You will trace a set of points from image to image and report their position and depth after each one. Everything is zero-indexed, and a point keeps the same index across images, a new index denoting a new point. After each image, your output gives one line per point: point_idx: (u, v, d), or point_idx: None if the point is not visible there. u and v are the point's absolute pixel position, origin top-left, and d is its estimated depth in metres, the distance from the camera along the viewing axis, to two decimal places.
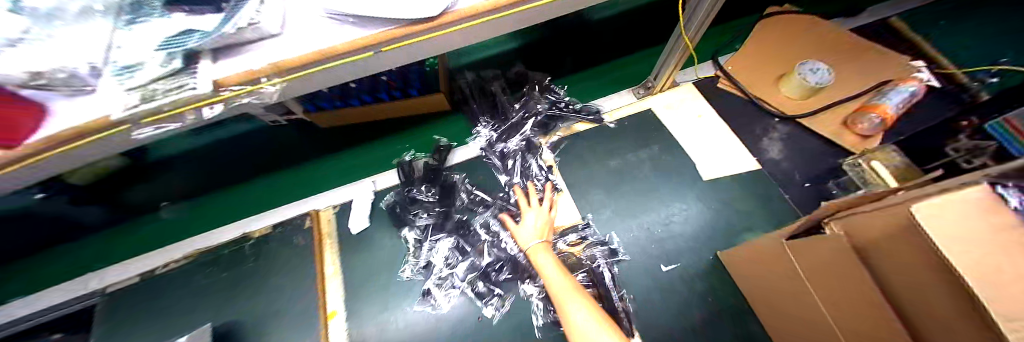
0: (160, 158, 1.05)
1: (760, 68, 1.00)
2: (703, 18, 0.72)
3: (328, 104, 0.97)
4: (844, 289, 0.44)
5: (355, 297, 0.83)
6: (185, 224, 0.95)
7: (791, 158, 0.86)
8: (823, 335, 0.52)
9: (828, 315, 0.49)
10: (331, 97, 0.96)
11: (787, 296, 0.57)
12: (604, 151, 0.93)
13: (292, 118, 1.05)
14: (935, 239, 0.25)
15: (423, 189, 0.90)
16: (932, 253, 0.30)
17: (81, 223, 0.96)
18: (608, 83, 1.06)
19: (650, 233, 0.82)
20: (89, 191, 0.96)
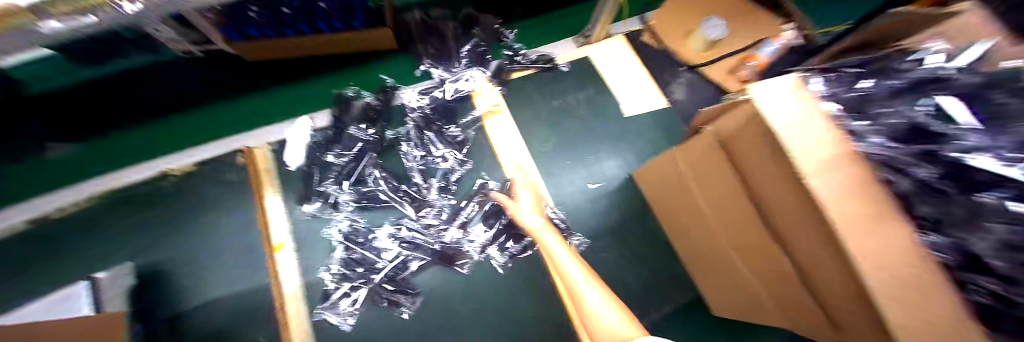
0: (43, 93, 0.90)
1: (677, 22, 1.13)
2: None
3: (256, 31, 0.88)
4: (718, 180, 0.60)
5: (303, 229, 0.81)
6: (78, 163, 0.84)
7: (691, 99, 1.06)
8: (703, 227, 0.70)
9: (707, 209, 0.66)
10: (260, 24, 0.88)
11: (682, 201, 0.74)
12: (546, 92, 1.04)
13: (210, 48, 0.93)
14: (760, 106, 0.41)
15: (360, 127, 0.88)
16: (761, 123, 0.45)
17: None
18: (553, 31, 1.13)
19: (583, 161, 0.96)
20: None
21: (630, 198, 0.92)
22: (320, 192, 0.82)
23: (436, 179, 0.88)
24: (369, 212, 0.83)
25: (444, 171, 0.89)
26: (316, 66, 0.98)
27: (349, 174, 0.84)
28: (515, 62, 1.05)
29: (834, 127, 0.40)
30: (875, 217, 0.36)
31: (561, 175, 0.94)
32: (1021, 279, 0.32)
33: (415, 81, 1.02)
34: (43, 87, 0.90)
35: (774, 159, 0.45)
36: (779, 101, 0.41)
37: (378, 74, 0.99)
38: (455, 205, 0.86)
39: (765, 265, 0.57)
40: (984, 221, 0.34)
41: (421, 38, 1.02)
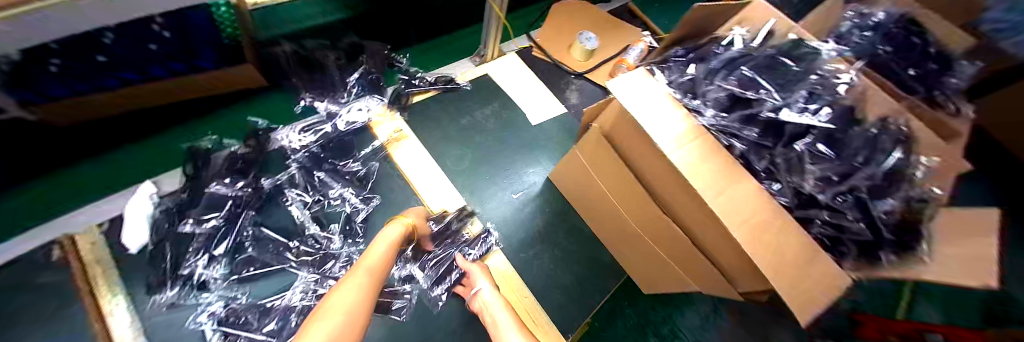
0: None
1: (557, 40, 1.27)
2: None
3: (64, 89, 0.68)
4: (608, 168, 0.67)
5: (159, 324, 0.64)
6: None
7: (585, 102, 1.17)
8: (610, 213, 0.76)
9: (608, 195, 0.72)
10: (68, 79, 0.67)
11: (590, 194, 0.80)
12: (452, 112, 1.04)
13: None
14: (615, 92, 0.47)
15: (227, 181, 0.73)
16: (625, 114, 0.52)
17: None
18: (447, 54, 1.15)
19: (500, 174, 0.97)
20: None
21: (551, 200, 0.96)
22: (186, 272, 0.65)
23: (338, 224, 0.78)
24: (261, 282, 0.71)
25: (347, 213, 0.80)
26: (161, 119, 0.82)
27: (218, 243, 0.68)
28: (414, 86, 1.04)
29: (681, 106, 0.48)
30: (728, 178, 0.42)
31: (481, 192, 0.94)
32: (845, 208, 0.42)
33: (298, 117, 0.93)
34: None
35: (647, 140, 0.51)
36: (634, 89, 0.48)
37: (250, 116, 0.89)
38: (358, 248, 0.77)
39: (667, 240, 0.62)
40: (805, 165, 0.44)
41: (297, 73, 0.92)
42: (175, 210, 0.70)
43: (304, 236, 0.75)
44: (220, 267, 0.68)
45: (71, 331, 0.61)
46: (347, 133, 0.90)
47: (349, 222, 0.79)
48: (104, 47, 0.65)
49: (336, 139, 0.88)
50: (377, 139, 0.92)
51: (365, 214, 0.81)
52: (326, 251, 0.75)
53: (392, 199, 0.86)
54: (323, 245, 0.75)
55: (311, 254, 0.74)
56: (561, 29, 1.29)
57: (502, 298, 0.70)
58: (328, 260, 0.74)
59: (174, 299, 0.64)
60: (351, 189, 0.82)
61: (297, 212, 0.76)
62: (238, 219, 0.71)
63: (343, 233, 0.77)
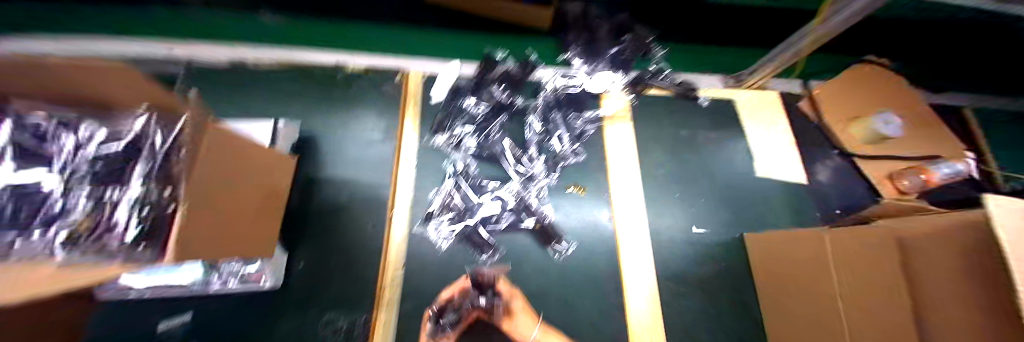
0: None
1: (842, 104, 1.00)
2: (855, 11, 0.71)
3: None
4: (869, 278, 0.52)
5: (425, 154, 0.88)
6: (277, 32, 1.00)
7: (835, 185, 0.95)
8: (820, 318, 0.61)
9: (839, 300, 0.57)
10: None
11: (802, 280, 0.66)
12: (677, 120, 1.00)
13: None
14: (1001, 223, 0.33)
15: (496, 86, 0.95)
16: (992, 255, 0.36)
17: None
18: (703, 63, 1.11)
19: (689, 201, 0.90)
20: None
21: (727, 256, 0.85)
22: (450, 130, 0.90)
23: (544, 157, 0.90)
24: (483, 163, 0.88)
25: (556, 154, 0.90)
26: (475, 22, 1.06)
27: (477, 124, 0.90)
28: (655, 78, 1.04)
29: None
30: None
31: (663, 204, 0.89)
32: None
33: (556, 64, 1.06)
34: None
35: (988, 283, 0.38)
36: (1021, 226, 0.34)
37: (528, 48, 1.07)
38: (552, 186, 0.87)
39: None
40: None
41: (574, 28, 1.06)
42: (462, 88, 0.95)
43: (523, 152, 0.89)
44: (473, 142, 0.88)
45: (386, 128, 0.90)
46: (585, 94, 0.99)
47: (553, 162, 0.89)
48: None
49: (574, 94, 0.98)
50: (602, 108, 0.98)
51: (569, 163, 0.90)
52: (530, 173, 0.87)
53: (591, 165, 0.91)
54: (529, 166, 0.88)
55: (520, 168, 0.87)
56: (855, 95, 1.00)
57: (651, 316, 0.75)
58: (531, 182, 0.86)
59: (441, 144, 0.89)
60: (567, 138, 0.92)
61: (528, 131, 0.91)
62: (498, 115, 0.92)
63: (550, 169, 0.89)
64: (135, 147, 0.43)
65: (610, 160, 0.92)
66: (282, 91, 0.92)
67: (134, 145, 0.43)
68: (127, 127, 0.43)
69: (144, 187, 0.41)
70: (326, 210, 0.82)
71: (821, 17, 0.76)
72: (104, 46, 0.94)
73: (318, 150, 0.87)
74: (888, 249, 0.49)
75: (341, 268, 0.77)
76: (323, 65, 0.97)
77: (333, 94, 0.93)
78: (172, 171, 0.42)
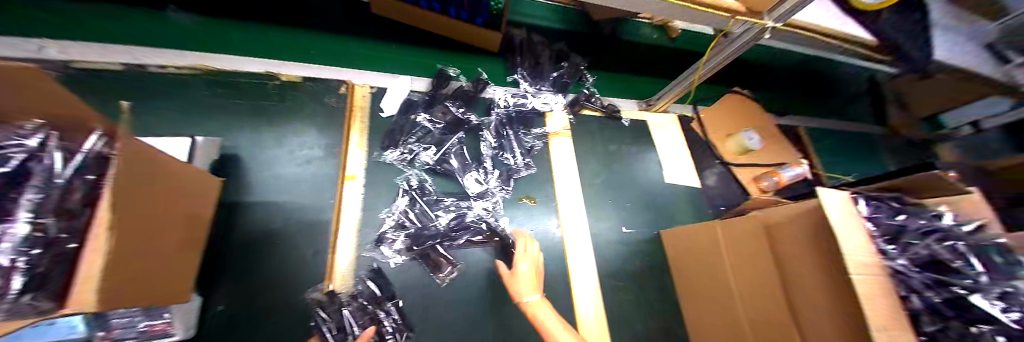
0: None
1: (720, 125, 1.32)
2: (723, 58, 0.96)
3: None
4: (752, 256, 0.70)
5: (377, 170, 0.85)
6: (191, 34, 0.88)
7: (720, 187, 1.21)
8: (720, 291, 0.80)
9: (731, 276, 0.76)
10: None
11: (708, 265, 0.84)
12: (608, 136, 1.16)
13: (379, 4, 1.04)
14: (825, 207, 0.51)
15: (450, 102, 0.96)
16: (822, 230, 0.55)
17: None
18: (624, 89, 1.30)
19: (621, 206, 1.05)
20: None
21: (652, 251, 1.01)
22: (402, 145, 0.88)
23: (498, 171, 0.94)
24: (438, 178, 0.90)
25: (509, 167, 0.96)
26: (426, 40, 1.10)
27: (433, 141, 0.90)
28: (589, 101, 1.18)
29: (870, 242, 0.52)
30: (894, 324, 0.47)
31: (601, 209, 1.02)
32: None
33: (505, 84, 1.14)
34: None
35: (819, 251, 0.57)
36: (840, 213, 0.52)
37: (478, 67, 1.12)
38: (508, 198, 0.92)
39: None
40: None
41: (522, 52, 1.14)
42: (415, 102, 0.95)
43: (477, 167, 0.93)
44: (427, 156, 0.88)
45: (331, 144, 0.85)
46: (532, 111, 1.08)
47: (507, 176, 0.94)
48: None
49: (521, 111, 1.06)
50: (547, 126, 1.08)
51: (521, 176, 0.97)
52: (485, 188, 0.90)
53: (541, 177, 0.99)
54: (484, 179, 0.92)
55: (476, 183, 0.90)
56: (727, 118, 1.33)
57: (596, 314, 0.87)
58: (488, 195, 0.90)
59: (393, 160, 0.86)
60: (519, 153, 0.98)
61: (482, 146, 0.96)
62: (453, 132, 0.94)
63: (506, 182, 0.93)
64: (24, 171, 0.34)
65: (556, 172, 1.02)
66: (193, 100, 0.79)
67: (25, 167, 0.34)
68: (9, 148, 0.34)
69: (36, 224, 0.33)
70: (253, 238, 0.72)
71: (703, 60, 1.01)
72: None
73: (248, 169, 0.77)
74: (760, 233, 0.68)
75: (275, 302, 0.68)
76: (247, 73, 0.85)
77: (263, 105, 0.83)
78: (72, 203, 0.35)
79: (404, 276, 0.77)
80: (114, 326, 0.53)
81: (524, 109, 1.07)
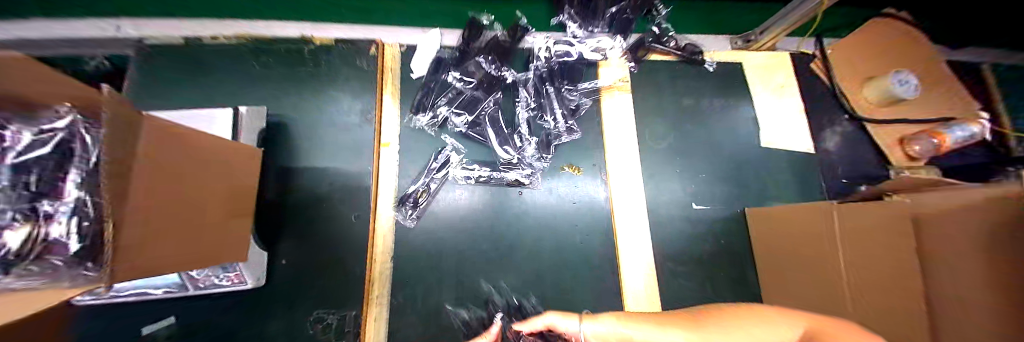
0: None
1: (861, 64, 0.93)
2: None
3: None
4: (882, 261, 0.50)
5: (410, 137, 0.84)
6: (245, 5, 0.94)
7: (844, 154, 0.90)
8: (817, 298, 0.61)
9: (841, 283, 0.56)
10: None
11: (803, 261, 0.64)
12: (682, 87, 0.93)
13: None
14: None
15: (482, 57, 0.88)
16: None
17: None
18: (705, 22, 1.05)
19: (692, 177, 0.86)
20: None
21: (730, 232, 0.82)
22: (432, 110, 0.85)
23: (537, 138, 0.84)
24: (469, 143, 0.85)
25: (549, 133, 0.84)
26: None
27: (462, 105, 0.85)
28: (659, 42, 0.95)
29: None
30: None
31: (662, 180, 0.85)
32: None
33: (549, 29, 1.01)
34: None
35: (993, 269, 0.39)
36: None
37: (516, 10, 1.00)
38: (542, 166, 0.82)
39: None
40: None
41: None
42: (448, 60, 0.90)
43: (512, 133, 0.84)
44: (458, 121, 0.84)
45: (366, 109, 0.84)
46: (580, 62, 0.91)
47: (546, 142, 0.83)
48: None
49: (564, 61, 0.90)
50: (600, 79, 0.90)
51: (563, 142, 0.85)
52: (518, 157, 0.82)
53: (588, 143, 0.85)
54: (519, 145, 0.83)
55: (509, 152, 0.82)
56: (871, 53, 0.94)
57: (649, 299, 0.76)
58: (520, 163, 0.82)
59: (424, 125, 0.85)
60: (562, 115, 0.85)
61: (519, 110, 0.85)
62: (489, 92, 0.86)
63: (544, 149, 0.83)
64: (64, 152, 0.34)
65: (607, 136, 0.86)
66: (244, 73, 0.84)
67: (65, 149, 0.34)
68: (54, 132, 0.34)
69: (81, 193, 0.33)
70: (303, 202, 0.77)
71: None
72: (52, 25, 0.88)
73: (296, 136, 0.81)
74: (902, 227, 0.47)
75: (326, 257, 0.74)
76: (285, 38, 0.87)
77: (304, 71, 0.85)
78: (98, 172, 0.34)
79: (442, 240, 0.76)
80: (196, 276, 0.65)
81: (572, 62, 0.90)
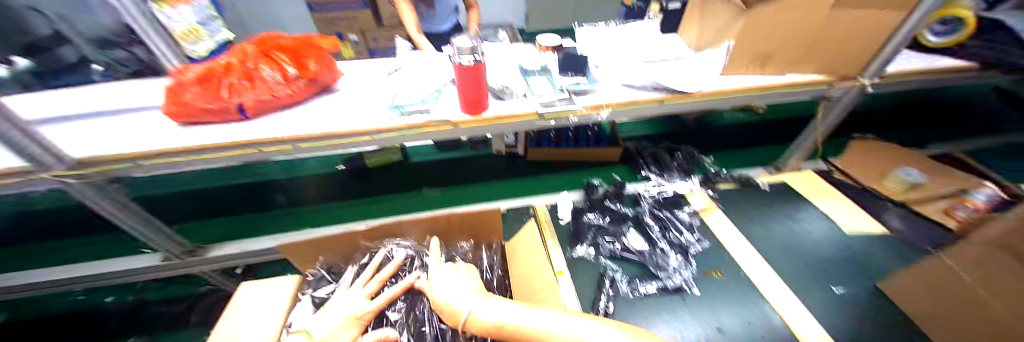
0: (415, 161, 1.82)
1: (870, 168, 1.38)
2: (846, 102, 1.21)
3: (547, 142, 1.71)
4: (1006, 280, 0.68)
5: (574, 268, 1.13)
6: (443, 200, 1.59)
7: (909, 228, 1.14)
8: None
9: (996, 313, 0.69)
10: (549, 140, 1.71)
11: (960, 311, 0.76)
12: (755, 205, 1.32)
13: (509, 150, 1.81)
14: None
15: (612, 204, 1.36)
16: None
17: (383, 190, 1.67)
18: (725, 160, 1.72)
19: (812, 265, 1.08)
20: (373, 173, 1.77)
21: (866, 295, 0.98)
22: (584, 244, 1.20)
23: (674, 250, 1.15)
24: (623, 263, 1.14)
25: (683, 245, 1.16)
26: (565, 169, 1.72)
27: (608, 234, 1.24)
28: (719, 177, 1.47)
29: None
30: None
31: (794, 275, 1.05)
32: None
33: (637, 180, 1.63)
34: (422, 158, 1.84)
35: None
36: None
37: (612, 174, 1.66)
38: (690, 272, 1.08)
39: None
40: None
41: (642, 158, 1.67)
42: (583, 208, 1.35)
43: (654, 248, 1.17)
44: (611, 245, 1.19)
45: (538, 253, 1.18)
46: (675, 195, 1.37)
47: (683, 251, 1.14)
48: (579, 134, 1.72)
49: (662, 196, 1.37)
50: (694, 204, 1.31)
51: (696, 249, 1.15)
52: (668, 266, 1.09)
53: (715, 248, 1.15)
54: (662, 258, 1.12)
55: (660, 263, 1.10)
56: (868, 163, 1.39)
57: None
58: (669, 274, 1.06)
59: (583, 254, 1.17)
60: (685, 232, 1.21)
61: (652, 232, 1.23)
62: (621, 225, 1.28)
63: (680, 256, 1.12)
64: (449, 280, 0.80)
65: (731, 246, 1.15)
66: None
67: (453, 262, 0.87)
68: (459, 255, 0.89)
69: None
70: None
71: (822, 110, 1.28)
72: (327, 230, 1.40)
73: None
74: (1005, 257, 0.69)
75: None
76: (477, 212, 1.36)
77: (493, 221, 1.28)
78: None
79: None
80: None
81: (667, 198, 1.36)
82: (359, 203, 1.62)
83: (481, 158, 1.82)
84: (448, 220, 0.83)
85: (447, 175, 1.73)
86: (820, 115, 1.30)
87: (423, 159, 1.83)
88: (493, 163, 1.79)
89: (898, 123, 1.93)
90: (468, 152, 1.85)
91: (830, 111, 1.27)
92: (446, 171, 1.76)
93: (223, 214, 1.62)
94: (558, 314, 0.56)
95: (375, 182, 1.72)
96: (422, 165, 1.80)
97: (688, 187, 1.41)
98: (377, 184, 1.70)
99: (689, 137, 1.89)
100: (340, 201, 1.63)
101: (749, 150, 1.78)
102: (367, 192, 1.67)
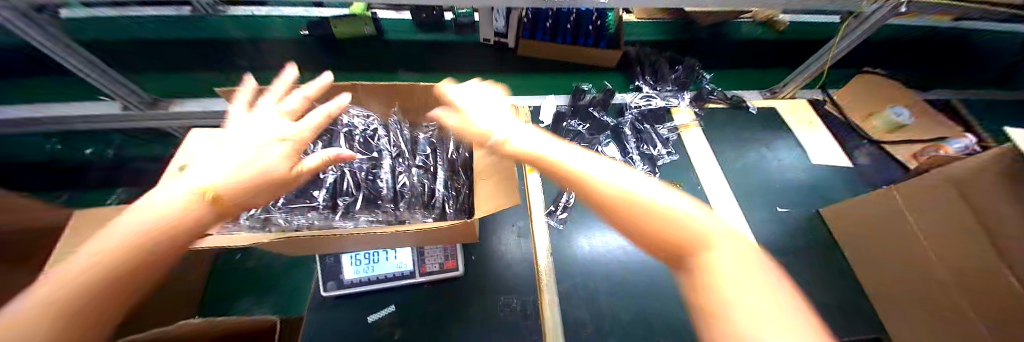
0: (392, 39, 1.63)
1: (864, 106, 1.32)
2: (872, 23, 1.07)
3: (540, 35, 1.52)
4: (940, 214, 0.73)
5: None
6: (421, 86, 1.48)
7: (874, 166, 1.18)
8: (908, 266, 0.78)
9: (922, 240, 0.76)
10: (544, 33, 1.52)
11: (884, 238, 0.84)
12: (738, 128, 1.29)
13: (498, 41, 1.62)
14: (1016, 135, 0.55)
15: (595, 110, 1.29)
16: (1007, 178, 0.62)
17: (356, 66, 1.52)
18: (725, 81, 1.61)
19: (769, 187, 1.12)
20: (344, 46, 1.59)
21: (807, 219, 1.06)
22: None
23: (644, 161, 1.16)
24: None
25: (654, 157, 1.17)
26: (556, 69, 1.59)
27: (584, 138, 1.20)
28: (712, 95, 1.39)
29: None
30: None
31: (750, 196, 1.10)
32: None
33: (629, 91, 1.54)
34: (399, 37, 1.64)
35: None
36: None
37: (604, 81, 1.56)
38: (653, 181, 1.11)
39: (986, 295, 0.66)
40: None
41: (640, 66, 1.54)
42: (564, 110, 1.29)
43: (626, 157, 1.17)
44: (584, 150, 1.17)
45: None
46: (662, 108, 1.32)
47: (652, 162, 1.16)
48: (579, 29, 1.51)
49: (648, 108, 1.32)
50: (677, 120, 1.28)
51: (665, 162, 1.17)
52: None
53: (683, 162, 1.17)
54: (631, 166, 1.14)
55: None
56: (864, 100, 1.34)
57: None
58: None
59: None
60: (659, 144, 1.20)
61: (628, 141, 1.21)
62: (600, 132, 1.24)
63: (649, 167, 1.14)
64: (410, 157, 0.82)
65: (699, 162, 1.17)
66: None
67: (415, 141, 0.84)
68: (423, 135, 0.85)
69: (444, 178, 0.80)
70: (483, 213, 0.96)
71: (845, 30, 1.13)
72: None
73: None
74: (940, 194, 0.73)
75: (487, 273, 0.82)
76: None
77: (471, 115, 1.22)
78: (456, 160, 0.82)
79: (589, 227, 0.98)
80: (426, 260, 0.78)
81: (652, 109, 1.31)
82: (330, 77, 1.49)
83: (466, 46, 1.64)
84: (407, 94, 0.75)
85: (428, 60, 1.57)
86: (839, 38, 1.16)
87: (400, 38, 1.63)
88: (478, 53, 1.62)
89: (918, 60, 1.80)
90: (452, 36, 1.65)
91: (853, 33, 1.13)
92: (427, 55, 1.59)
93: (176, 73, 1.47)
94: (590, 158, 0.50)
95: (345, 58, 1.55)
96: (399, 44, 1.62)
97: (678, 102, 1.35)
98: (349, 59, 1.55)
99: (695, 50, 1.72)
100: (308, 71, 1.50)
101: (754, 73, 1.66)
102: (338, 66, 1.52)
